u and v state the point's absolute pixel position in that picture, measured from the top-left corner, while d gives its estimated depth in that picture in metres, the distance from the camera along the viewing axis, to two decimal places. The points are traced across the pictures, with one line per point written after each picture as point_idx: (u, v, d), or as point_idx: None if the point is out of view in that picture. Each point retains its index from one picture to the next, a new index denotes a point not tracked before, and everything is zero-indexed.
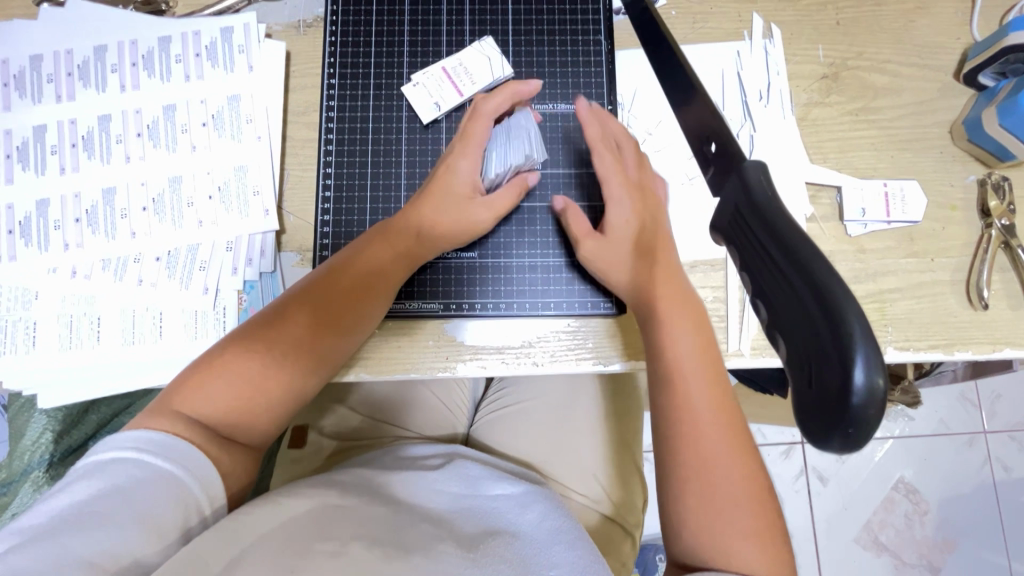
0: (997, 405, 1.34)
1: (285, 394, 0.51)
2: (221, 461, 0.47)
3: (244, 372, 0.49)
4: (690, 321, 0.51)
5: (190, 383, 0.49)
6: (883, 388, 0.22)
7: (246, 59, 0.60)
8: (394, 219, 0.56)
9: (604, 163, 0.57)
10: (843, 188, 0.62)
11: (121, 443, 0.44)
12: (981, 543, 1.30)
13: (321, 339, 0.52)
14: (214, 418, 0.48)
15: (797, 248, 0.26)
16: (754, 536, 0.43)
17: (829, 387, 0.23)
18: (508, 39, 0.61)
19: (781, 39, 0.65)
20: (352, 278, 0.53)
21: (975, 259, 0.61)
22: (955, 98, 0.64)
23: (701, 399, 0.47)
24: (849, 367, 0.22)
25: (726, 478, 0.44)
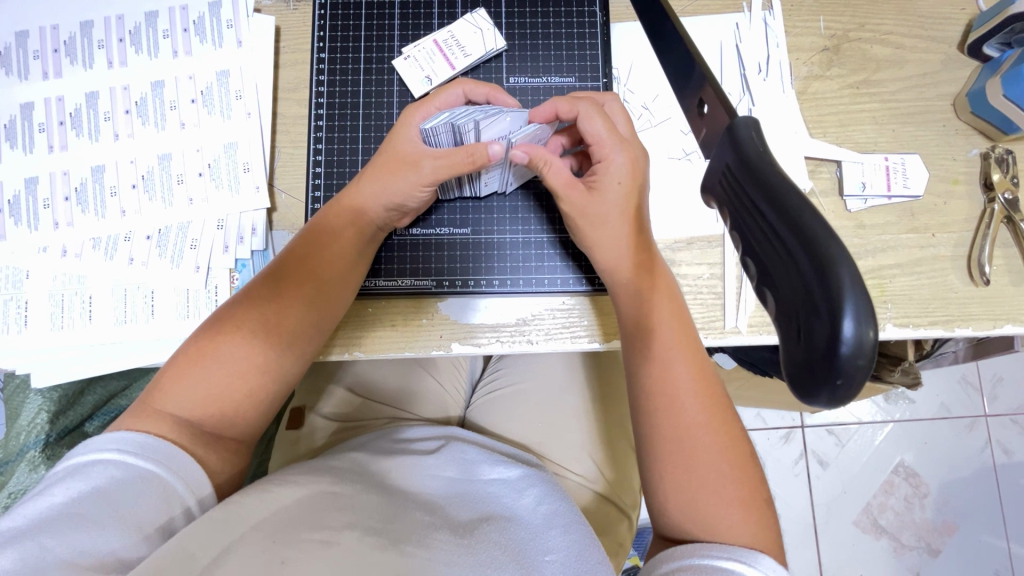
0: (998, 388, 1.34)
1: (265, 379, 0.51)
2: (208, 460, 0.48)
3: (225, 367, 0.49)
4: (666, 298, 0.51)
5: (171, 378, 0.49)
6: (874, 341, 0.21)
7: (235, 34, 0.59)
8: (365, 208, 0.55)
9: (592, 122, 0.52)
10: (843, 162, 0.60)
11: (101, 445, 0.45)
12: (981, 525, 1.30)
13: (299, 323, 0.52)
14: (197, 414, 0.48)
15: (787, 200, 0.25)
16: (744, 508, 0.44)
17: (817, 339, 0.22)
18: (501, 11, 0.60)
19: (782, 10, 0.64)
20: (325, 263, 0.54)
21: (977, 234, 0.60)
22: (959, 70, 0.63)
23: (688, 394, 0.47)
24: (838, 318, 0.22)
25: (713, 455, 0.46)
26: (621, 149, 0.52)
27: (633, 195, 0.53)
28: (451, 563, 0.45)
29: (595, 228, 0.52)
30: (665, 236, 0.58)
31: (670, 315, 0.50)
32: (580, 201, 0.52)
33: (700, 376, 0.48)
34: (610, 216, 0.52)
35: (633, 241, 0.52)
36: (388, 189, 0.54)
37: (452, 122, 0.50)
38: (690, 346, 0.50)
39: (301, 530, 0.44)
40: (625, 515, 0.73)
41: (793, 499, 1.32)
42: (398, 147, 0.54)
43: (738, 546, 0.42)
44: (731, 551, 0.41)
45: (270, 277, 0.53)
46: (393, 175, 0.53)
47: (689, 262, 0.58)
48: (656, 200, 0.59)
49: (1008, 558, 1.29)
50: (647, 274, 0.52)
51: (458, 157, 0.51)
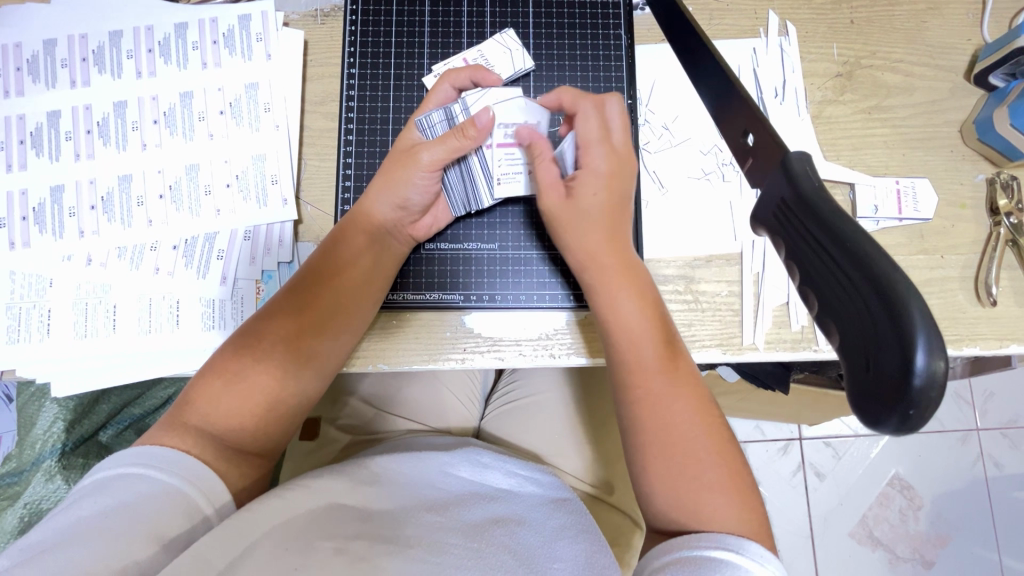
0: (989, 402, 1.37)
1: (288, 392, 0.51)
2: (232, 477, 0.47)
3: (238, 379, 0.50)
4: (634, 289, 0.53)
5: (192, 394, 0.49)
6: (944, 371, 0.23)
7: (264, 47, 0.60)
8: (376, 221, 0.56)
9: (586, 123, 0.54)
10: (857, 185, 0.63)
11: (127, 459, 0.44)
12: (973, 538, 1.33)
13: (319, 334, 0.53)
14: (215, 428, 0.48)
15: (847, 238, 0.27)
16: (732, 496, 0.46)
17: (890, 370, 0.24)
18: (528, 31, 0.61)
19: (797, 36, 0.66)
20: (345, 275, 0.54)
21: (983, 257, 0.62)
22: (965, 98, 0.65)
23: (679, 408, 0.49)
24: (911, 350, 0.23)
25: (694, 443, 0.48)
26: (605, 154, 0.54)
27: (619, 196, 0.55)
28: (463, 566, 0.46)
29: (574, 230, 0.54)
30: (686, 254, 0.60)
31: (636, 306, 0.52)
32: (556, 203, 0.54)
33: (674, 367, 0.50)
34: (587, 222, 0.54)
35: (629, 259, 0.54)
36: (393, 194, 0.55)
37: (445, 110, 0.56)
38: (664, 342, 0.51)
39: (313, 538, 0.45)
40: (636, 527, 0.73)
41: (791, 511, 1.34)
42: (397, 150, 0.57)
43: (726, 534, 0.43)
44: (719, 540, 0.42)
45: (285, 290, 0.54)
46: (398, 175, 0.55)
47: (708, 279, 0.59)
48: (677, 218, 0.60)
49: (999, 570, 1.31)
50: (621, 266, 0.53)
51: (451, 139, 0.53)
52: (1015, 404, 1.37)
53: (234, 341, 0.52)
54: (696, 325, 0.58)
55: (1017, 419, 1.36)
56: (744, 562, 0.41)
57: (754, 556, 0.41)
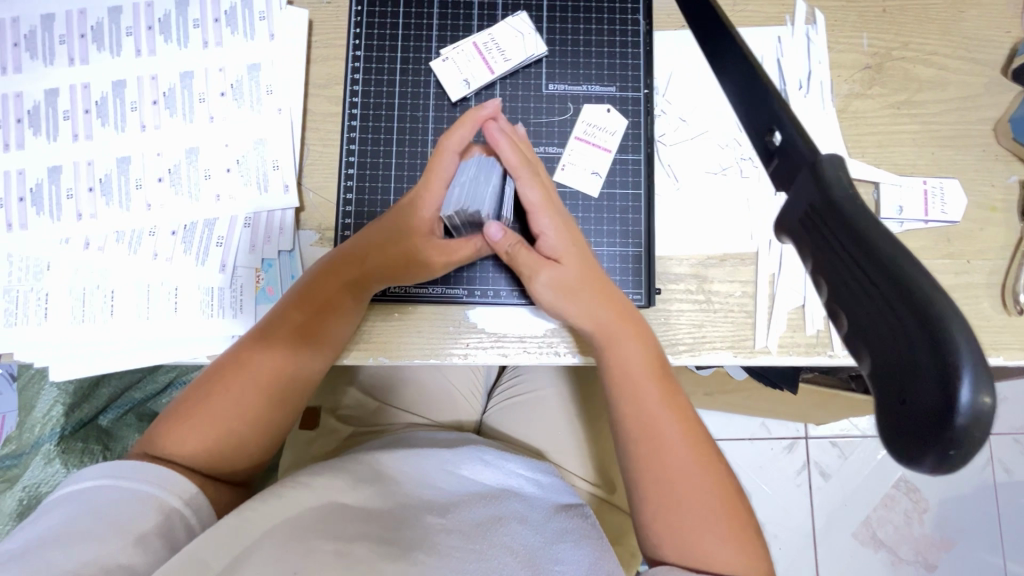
0: (1002, 407, 1.35)
1: (276, 399, 0.51)
2: (209, 485, 0.48)
3: (214, 416, 0.49)
4: (638, 354, 0.51)
5: (167, 424, 0.49)
6: (991, 408, 0.21)
7: (267, 26, 0.58)
8: (350, 255, 0.52)
9: (529, 191, 0.51)
10: (882, 184, 0.60)
11: (97, 472, 0.44)
12: (978, 543, 1.33)
13: (307, 341, 0.52)
14: (189, 456, 0.48)
15: (887, 253, 0.24)
16: (731, 541, 0.47)
17: (928, 407, 0.21)
18: (542, 14, 0.58)
19: (825, 25, 0.62)
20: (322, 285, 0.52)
21: (1012, 262, 0.59)
22: (1001, 95, 0.62)
23: (688, 468, 0.49)
24: (955, 384, 0.21)
25: (697, 491, 0.49)
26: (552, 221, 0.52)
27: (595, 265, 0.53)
28: (465, 571, 0.45)
29: (567, 302, 0.51)
30: (700, 252, 0.57)
31: (638, 362, 0.51)
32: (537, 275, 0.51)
33: (677, 416, 0.51)
34: (575, 290, 0.51)
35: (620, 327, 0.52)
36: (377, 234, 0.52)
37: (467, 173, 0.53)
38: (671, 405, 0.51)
39: (314, 538, 0.44)
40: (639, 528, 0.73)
41: (792, 510, 1.35)
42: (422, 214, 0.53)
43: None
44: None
45: (261, 321, 0.52)
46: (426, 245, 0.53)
47: (721, 279, 0.57)
48: (692, 214, 0.58)
49: None
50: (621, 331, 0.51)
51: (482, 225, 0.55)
52: None
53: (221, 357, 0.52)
54: (707, 326, 0.56)
55: None
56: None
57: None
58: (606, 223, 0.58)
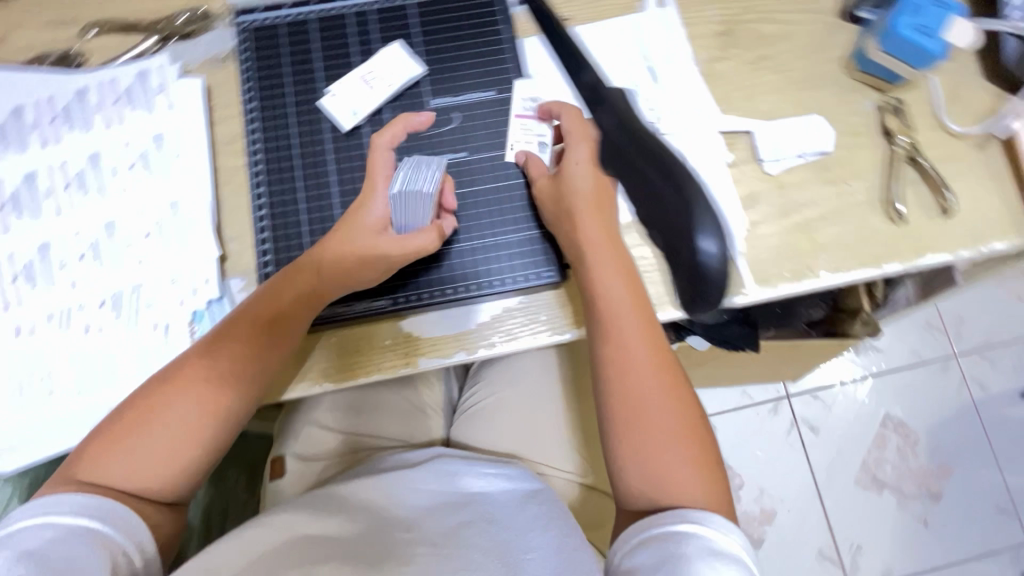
0: (961, 327, 1.47)
1: (216, 424, 0.51)
2: (149, 514, 0.49)
3: (156, 438, 0.50)
4: (622, 285, 0.54)
5: (99, 447, 0.49)
6: None
7: (165, 98, 0.62)
8: (297, 269, 0.55)
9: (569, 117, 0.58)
10: (756, 130, 0.65)
11: (34, 509, 0.45)
12: (974, 463, 1.41)
13: (247, 362, 0.53)
14: (131, 479, 0.48)
15: None
16: (694, 468, 0.49)
17: None
18: (416, 40, 0.63)
19: (674, 4, 0.69)
20: (260, 308, 0.54)
21: (887, 177, 0.65)
22: (842, 35, 0.68)
23: (658, 395, 0.51)
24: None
25: (668, 423, 0.51)
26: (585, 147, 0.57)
27: (608, 195, 0.57)
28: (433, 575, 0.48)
29: (567, 211, 0.56)
30: None
31: (623, 299, 0.54)
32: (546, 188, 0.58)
33: (658, 360, 0.52)
34: (580, 209, 0.55)
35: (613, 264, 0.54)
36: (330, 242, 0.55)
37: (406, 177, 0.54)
38: (652, 337, 0.53)
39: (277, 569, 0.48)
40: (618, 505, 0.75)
41: (791, 467, 1.41)
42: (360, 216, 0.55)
43: (687, 509, 0.47)
44: (682, 514, 0.46)
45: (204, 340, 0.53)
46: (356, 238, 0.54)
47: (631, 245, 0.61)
48: None
49: (1005, 489, 1.40)
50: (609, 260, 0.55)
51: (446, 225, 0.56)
52: (982, 326, 1.47)
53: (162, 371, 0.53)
54: None
55: (988, 339, 1.47)
56: (709, 533, 0.45)
57: (715, 527, 0.46)
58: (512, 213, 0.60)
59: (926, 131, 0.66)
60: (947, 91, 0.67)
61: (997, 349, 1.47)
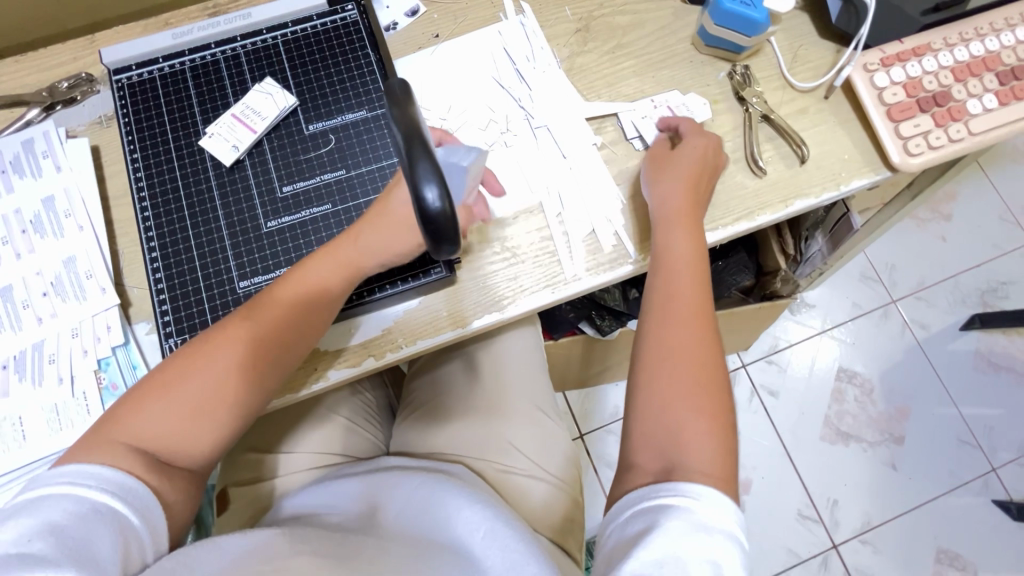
0: (894, 274, 1.54)
1: (232, 414, 0.53)
2: (164, 492, 0.50)
3: (173, 408, 0.51)
4: (690, 237, 0.60)
5: (126, 408, 0.51)
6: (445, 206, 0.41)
7: (52, 162, 0.64)
8: (301, 265, 0.56)
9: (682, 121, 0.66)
10: (620, 113, 0.70)
11: (67, 475, 0.46)
12: (930, 400, 1.46)
13: (260, 350, 0.53)
14: (150, 443, 0.50)
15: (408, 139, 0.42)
16: (713, 440, 0.52)
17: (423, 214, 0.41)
18: (287, 74, 0.65)
19: (531, 12, 0.74)
20: (320, 281, 0.55)
21: (746, 137, 0.69)
22: (688, 17, 0.74)
23: (689, 366, 0.55)
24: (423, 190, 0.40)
25: (685, 397, 0.54)
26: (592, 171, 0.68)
27: (703, 177, 0.63)
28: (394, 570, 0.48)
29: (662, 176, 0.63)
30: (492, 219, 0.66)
31: (683, 260, 0.59)
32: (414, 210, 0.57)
33: (698, 335, 0.57)
34: (676, 175, 0.62)
35: (689, 224, 0.61)
36: (364, 226, 0.55)
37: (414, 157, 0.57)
38: (702, 309, 0.58)
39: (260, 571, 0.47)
40: (562, 489, 0.76)
41: (759, 434, 1.44)
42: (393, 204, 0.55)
43: (679, 483, 0.50)
44: (671, 489, 0.49)
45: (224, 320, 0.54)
46: (382, 223, 0.55)
47: (519, 234, 0.65)
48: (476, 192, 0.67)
49: (961, 420, 1.45)
50: (689, 218, 0.61)
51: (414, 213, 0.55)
52: (913, 270, 1.55)
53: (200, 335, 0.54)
54: (520, 274, 0.64)
55: (921, 281, 1.54)
56: (690, 504, 0.48)
57: (702, 499, 0.48)
58: None
59: (775, 92, 0.71)
60: (787, 53, 0.73)
61: (929, 288, 1.54)
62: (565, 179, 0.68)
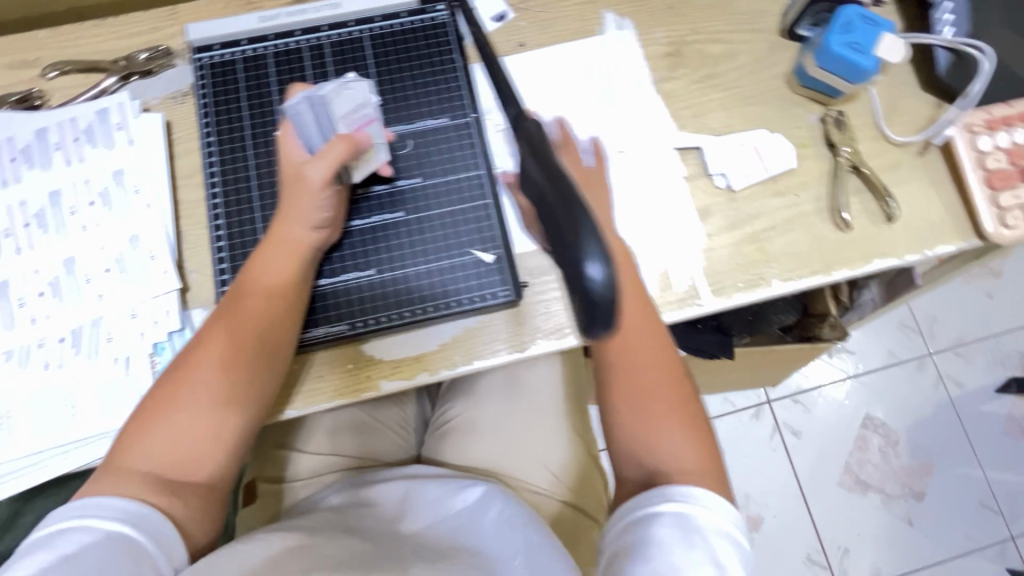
0: (934, 326, 1.50)
1: (226, 423, 0.51)
2: (175, 510, 0.48)
3: (169, 423, 0.50)
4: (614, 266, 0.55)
5: (125, 436, 0.50)
6: (615, 281, 0.29)
7: (125, 134, 0.63)
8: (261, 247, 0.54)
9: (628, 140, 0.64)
10: (705, 147, 0.67)
11: (69, 511, 0.45)
12: (955, 459, 1.43)
13: (238, 342, 0.51)
14: (158, 464, 0.49)
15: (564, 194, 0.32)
16: (693, 455, 0.52)
17: (584, 291, 0.30)
18: (370, 70, 0.64)
19: (636, 28, 0.72)
20: (259, 277, 0.53)
21: (832, 187, 0.67)
22: (785, 52, 0.71)
23: (659, 382, 0.54)
24: (588, 267, 0.29)
25: (655, 409, 0.53)
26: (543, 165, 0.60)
27: None
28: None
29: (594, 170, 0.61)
30: None
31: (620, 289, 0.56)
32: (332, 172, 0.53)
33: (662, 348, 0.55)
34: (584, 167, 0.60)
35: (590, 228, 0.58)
36: (289, 194, 0.53)
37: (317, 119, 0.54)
38: (651, 328, 0.55)
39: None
40: (591, 519, 0.75)
41: (775, 473, 1.41)
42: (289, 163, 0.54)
43: (671, 487, 0.49)
44: (665, 493, 0.49)
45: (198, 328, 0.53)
46: (293, 199, 0.53)
47: None
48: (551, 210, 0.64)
49: (983, 483, 1.41)
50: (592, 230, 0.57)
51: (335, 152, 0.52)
52: (954, 324, 1.50)
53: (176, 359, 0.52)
54: None
55: (961, 337, 1.49)
56: (689, 509, 0.48)
57: (699, 502, 0.48)
58: (465, 235, 0.60)
59: (868, 142, 0.68)
60: (885, 102, 0.69)
61: (969, 346, 1.49)
62: (653, 205, 0.66)
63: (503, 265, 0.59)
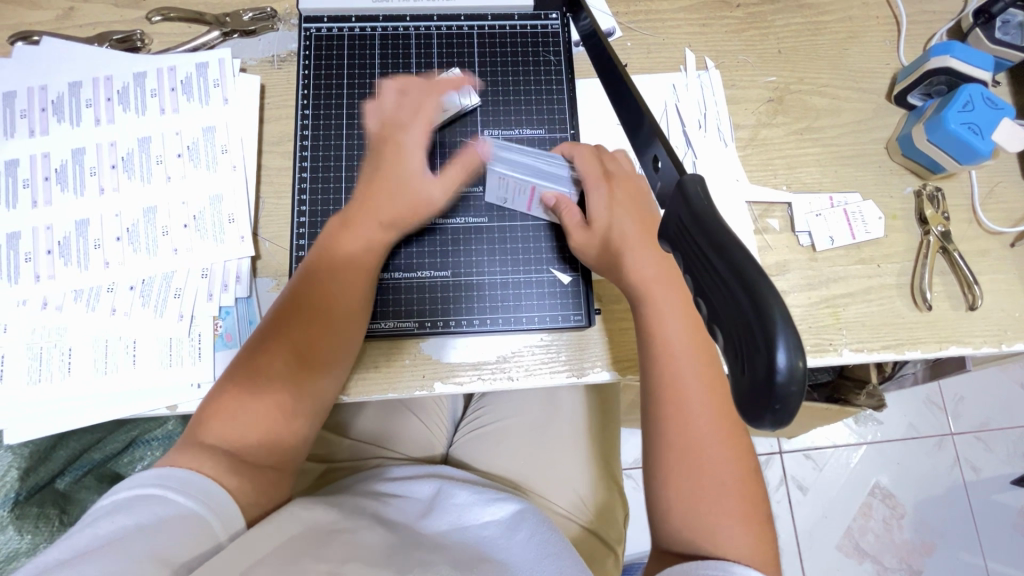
0: (960, 406, 1.39)
1: (298, 408, 0.52)
2: (244, 493, 0.47)
3: (249, 405, 0.50)
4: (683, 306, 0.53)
5: (205, 417, 0.50)
6: (803, 367, 0.23)
7: (221, 92, 0.63)
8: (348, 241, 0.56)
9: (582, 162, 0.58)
10: (793, 203, 0.66)
11: (146, 480, 0.45)
12: (957, 543, 1.32)
13: (321, 329, 0.52)
14: (237, 443, 0.49)
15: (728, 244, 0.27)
16: (740, 520, 0.48)
17: (754, 371, 0.24)
18: (474, 70, 0.64)
19: (756, 67, 0.71)
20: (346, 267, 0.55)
21: (917, 264, 0.65)
22: (889, 118, 0.70)
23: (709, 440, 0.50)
24: (773, 353, 0.23)
25: (712, 476, 0.49)
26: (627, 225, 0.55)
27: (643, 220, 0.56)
28: None
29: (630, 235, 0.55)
30: None
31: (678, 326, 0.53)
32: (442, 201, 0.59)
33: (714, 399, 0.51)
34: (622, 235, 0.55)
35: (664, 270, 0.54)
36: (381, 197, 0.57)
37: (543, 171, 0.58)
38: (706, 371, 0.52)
39: (307, 560, 0.43)
40: (609, 550, 0.74)
41: None
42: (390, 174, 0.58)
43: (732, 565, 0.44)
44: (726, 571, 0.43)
45: (273, 310, 0.54)
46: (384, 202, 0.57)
47: None
48: None
49: None
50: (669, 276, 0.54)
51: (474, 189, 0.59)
52: (985, 407, 1.39)
53: (249, 347, 0.53)
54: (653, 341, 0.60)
55: (988, 421, 1.38)
56: None
57: None
58: (543, 253, 0.61)
59: (959, 224, 0.67)
60: (983, 186, 0.68)
61: (992, 432, 1.38)
62: None
63: (577, 286, 0.60)
